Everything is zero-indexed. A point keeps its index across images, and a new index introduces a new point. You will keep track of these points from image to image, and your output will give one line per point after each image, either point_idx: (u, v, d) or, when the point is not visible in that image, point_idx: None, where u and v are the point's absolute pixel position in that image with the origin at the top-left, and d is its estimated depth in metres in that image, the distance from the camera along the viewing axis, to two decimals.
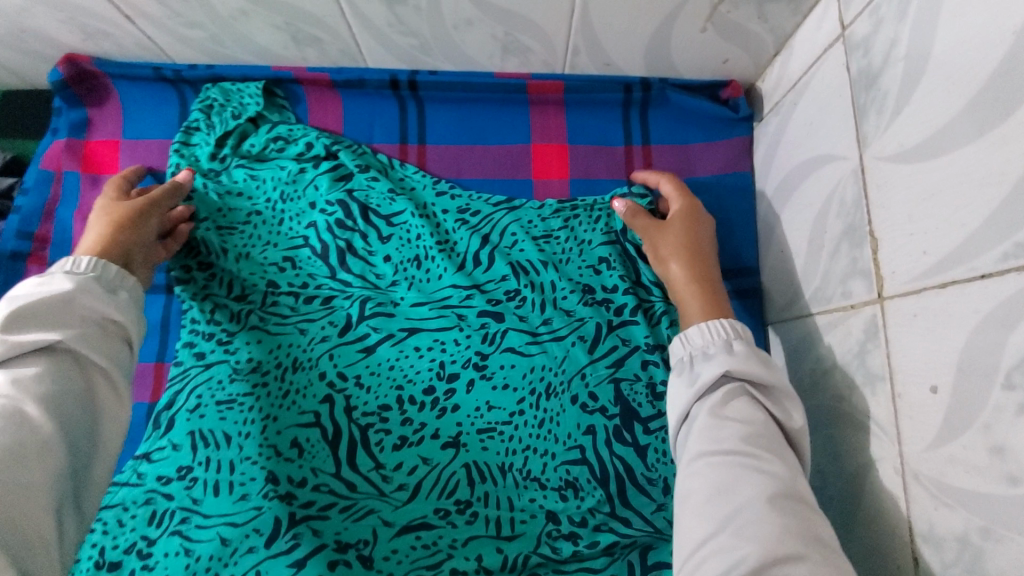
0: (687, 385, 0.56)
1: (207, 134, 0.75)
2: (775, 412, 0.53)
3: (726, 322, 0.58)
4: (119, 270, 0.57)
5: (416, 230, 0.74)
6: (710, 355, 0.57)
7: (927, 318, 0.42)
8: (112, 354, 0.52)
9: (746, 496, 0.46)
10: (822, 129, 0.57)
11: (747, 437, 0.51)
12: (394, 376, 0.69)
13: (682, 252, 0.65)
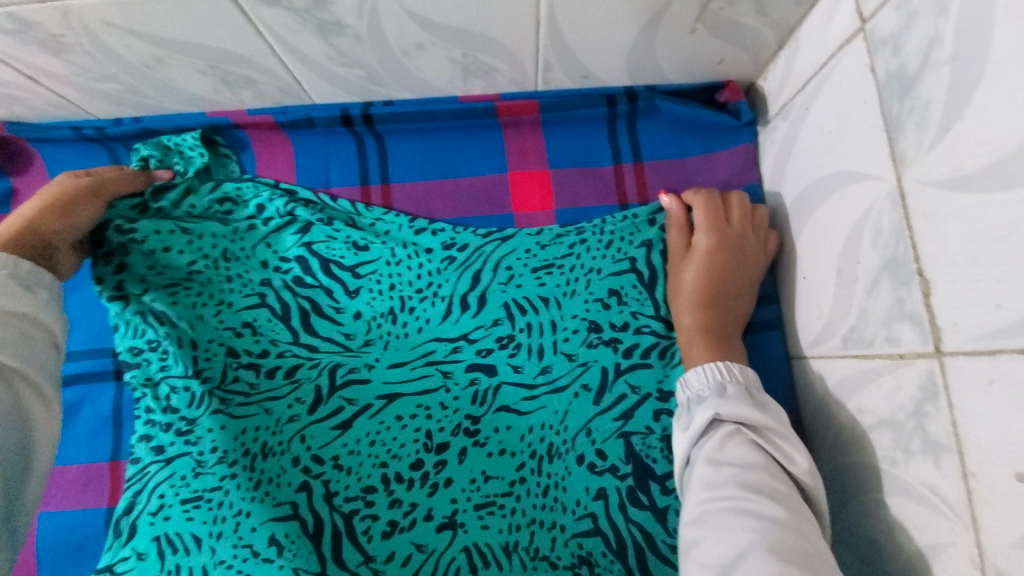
0: (682, 429, 0.51)
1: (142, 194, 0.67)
2: (777, 454, 0.47)
3: (722, 363, 0.53)
4: (34, 267, 0.50)
5: (386, 278, 0.65)
6: (704, 399, 0.52)
7: (1006, 386, 0.34)
8: (33, 356, 0.45)
9: (749, 558, 0.41)
10: (845, 141, 0.48)
11: (748, 482, 0.45)
12: (376, 453, 0.60)
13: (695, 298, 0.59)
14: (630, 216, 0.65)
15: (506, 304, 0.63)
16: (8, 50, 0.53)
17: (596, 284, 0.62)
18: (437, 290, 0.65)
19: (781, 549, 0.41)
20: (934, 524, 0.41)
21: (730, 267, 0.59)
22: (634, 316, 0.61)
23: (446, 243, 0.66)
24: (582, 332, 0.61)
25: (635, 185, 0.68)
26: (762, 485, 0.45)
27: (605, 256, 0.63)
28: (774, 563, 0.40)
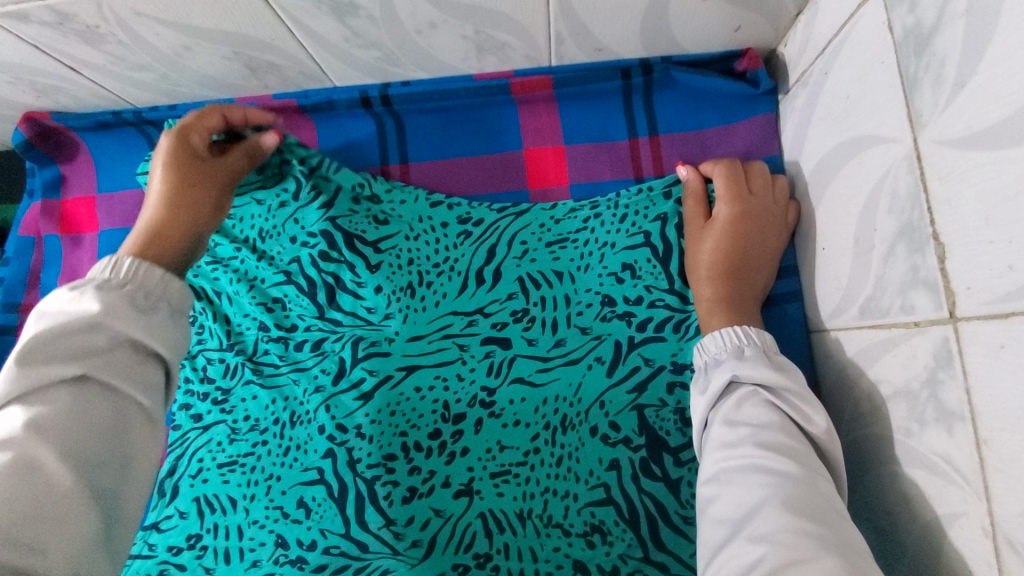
0: (699, 393, 0.51)
1: None
2: (794, 415, 0.47)
3: (740, 327, 0.53)
4: (162, 274, 0.50)
5: (405, 253, 0.66)
6: (721, 361, 0.52)
7: (1018, 350, 0.33)
8: (146, 381, 0.46)
9: (759, 513, 0.41)
10: (862, 104, 0.46)
11: (765, 441, 0.45)
12: (396, 423, 0.62)
13: (717, 267, 0.58)
14: (645, 189, 0.65)
15: (520, 278, 0.64)
16: (52, 44, 0.57)
17: (609, 258, 0.63)
18: (453, 265, 0.66)
19: (795, 503, 0.41)
20: (947, 494, 0.40)
21: (752, 237, 0.58)
22: (648, 290, 0.62)
23: (461, 217, 0.67)
24: (595, 306, 0.63)
25: (650, 158, 0.66)
26: (779, 443, 0.44)
27: (620, 230, 0.64)
28: (788, 518, 0.40)
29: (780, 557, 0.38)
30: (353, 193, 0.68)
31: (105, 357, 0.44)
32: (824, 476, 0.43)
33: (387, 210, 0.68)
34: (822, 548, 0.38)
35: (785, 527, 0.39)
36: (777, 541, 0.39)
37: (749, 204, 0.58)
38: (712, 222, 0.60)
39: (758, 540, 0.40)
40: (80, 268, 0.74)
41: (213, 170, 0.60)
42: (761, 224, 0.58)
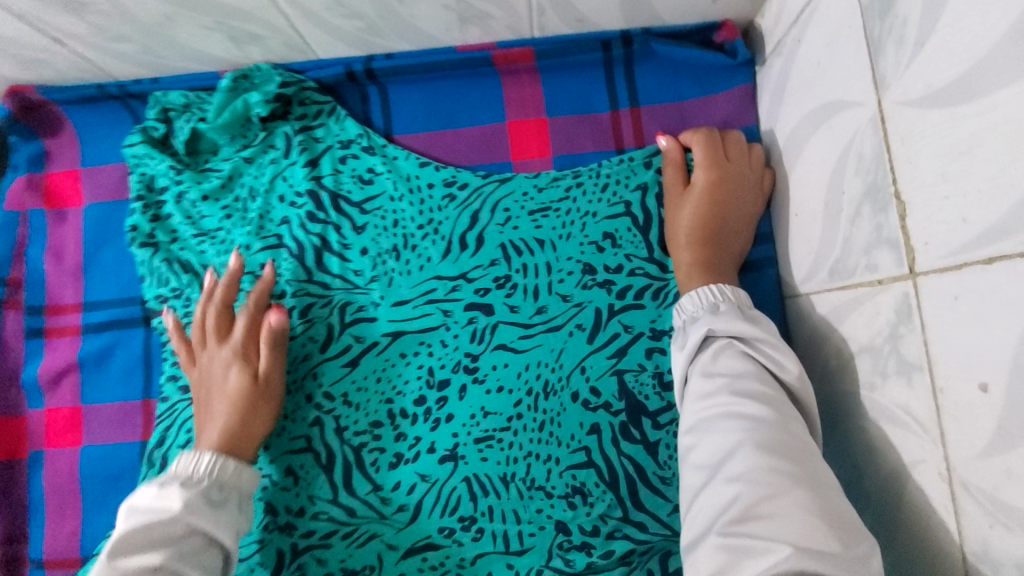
0: (679, 349, 0.53)
1: (160, 158, 0.68)
2: (767, 362, 0.48)
3: (718, 284, 0.54)
4: (237, 465, 0.56)
5: (390, 214, 0.67)
6: (698, 318, 0.53)
7: (971, 300, 0.35)
8: (207, 565, 0.50)
9: (735, 455, 0.43)
10: (834, 69, 0.48)
11: (739, 389, 0.46)
12: (382, 389, 0.64)
13: (696, 230, 0.59)
14: (626, 159, 0.65)
15: (503, 245, 0.65)
16: (36, 14, 0.57)
17: (591, 227, 0.64)
18: (438, 228, 0.66)
19: (769, 444, 0.43)
20: (908, 443, 0.42)
21: (729, 204, 0.60)
22: (628, 259, 0.64)
23: (447, 180, 0.67)
24: (576, 274, 0.64)
25: (632, 130, 0.66)
26: (749, 390, 0.46)
27: (601, 201, 0.65)
28: (760, 458, 0.42)
29: (753, 495, 0.41)
30: (341, 149, 0.68)
31: (178, 546, 0.48)
32: (797, 421, 0.45)
33: (375, 168, 0.68)
34: (792, 484, 0.41)
35: (759, 466, 0.42)
36: (751, 480, 0.41)
37: (725, 168, 0.60)
38: (692, 187, 0.61)
39: (733, 480, 0.42)
40: (65, 241, 0.70)
41: (275, 388, 0.61)
42: (737, 186, 0.59)
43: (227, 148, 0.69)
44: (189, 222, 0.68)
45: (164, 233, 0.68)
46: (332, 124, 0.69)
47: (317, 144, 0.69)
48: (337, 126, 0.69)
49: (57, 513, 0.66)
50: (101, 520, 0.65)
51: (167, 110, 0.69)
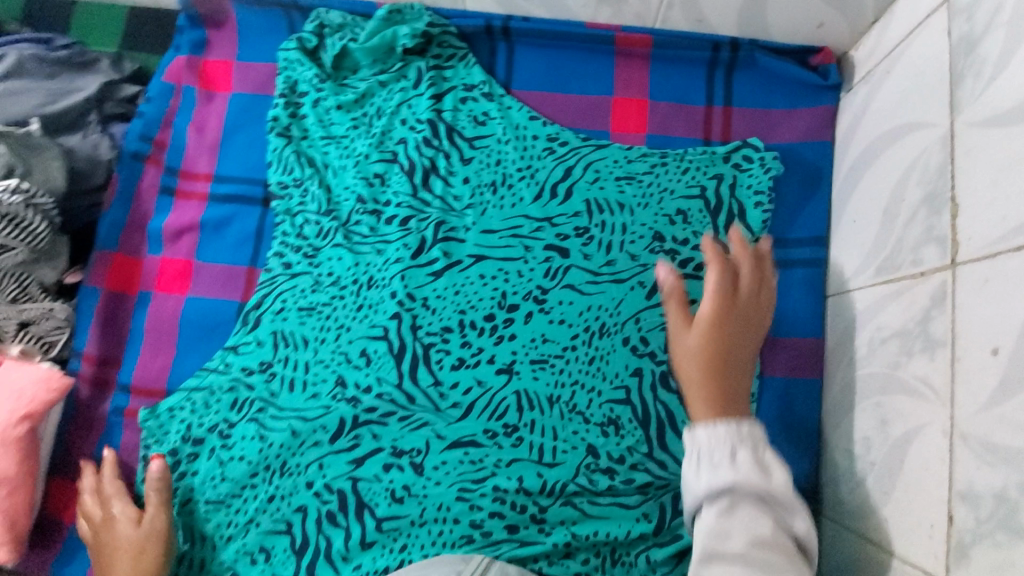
0: (694, 476, 0.48)
1: (310, 64, 0.78)
2: (781, 512, 0.47)
3: (736, 426, 0.48)
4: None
5: (496, 154, 0.76)
6: (710, 462, 0.48)
7: (998, 281, 0.43)
8: None
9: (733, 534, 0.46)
10: (915, 97, 0.56)
11: (757, 540, 0.45)
12: (458, 301, 0.72)
13: (709, 351, 0.53)
14: (709, 151, 0.74)
15: (588, 201, 0.74)
16: None
17: (668, 202, 0.73)
18: (535, 174, 0.75)
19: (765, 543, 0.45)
20: (919, 410, 0.50)
21: (735, 338, 0.55)
22: (695, 235, 0.72)
23: (551, 136, 0.76)
24: (647, 239, 0.72)
25: (721, 125, 0.75)
26: (771, 543, 0.46)
27: (680, 181, 0.73)
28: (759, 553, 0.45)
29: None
30: (464, 90, 0.78)
31: None
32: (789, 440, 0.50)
33: (490, 113, 0.77)
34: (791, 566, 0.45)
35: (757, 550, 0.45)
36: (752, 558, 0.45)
37: (756, 300, 0.58)
38: (708, 307, 0.55)
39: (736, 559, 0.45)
40: (208, 119, 0.80)
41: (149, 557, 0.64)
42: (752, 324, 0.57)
43: (366, 70, 0.79)
44: (321, 124, 0.78)
45: (297, 130, 0.78)
46: (462, 66, 0.79)
47: (444, 83, 0.78)
48: (467, 70, 0.78)
49: (152, 348, 0.73)
50: (191, 362, 0.74)
51: (325, 25, 0.79)
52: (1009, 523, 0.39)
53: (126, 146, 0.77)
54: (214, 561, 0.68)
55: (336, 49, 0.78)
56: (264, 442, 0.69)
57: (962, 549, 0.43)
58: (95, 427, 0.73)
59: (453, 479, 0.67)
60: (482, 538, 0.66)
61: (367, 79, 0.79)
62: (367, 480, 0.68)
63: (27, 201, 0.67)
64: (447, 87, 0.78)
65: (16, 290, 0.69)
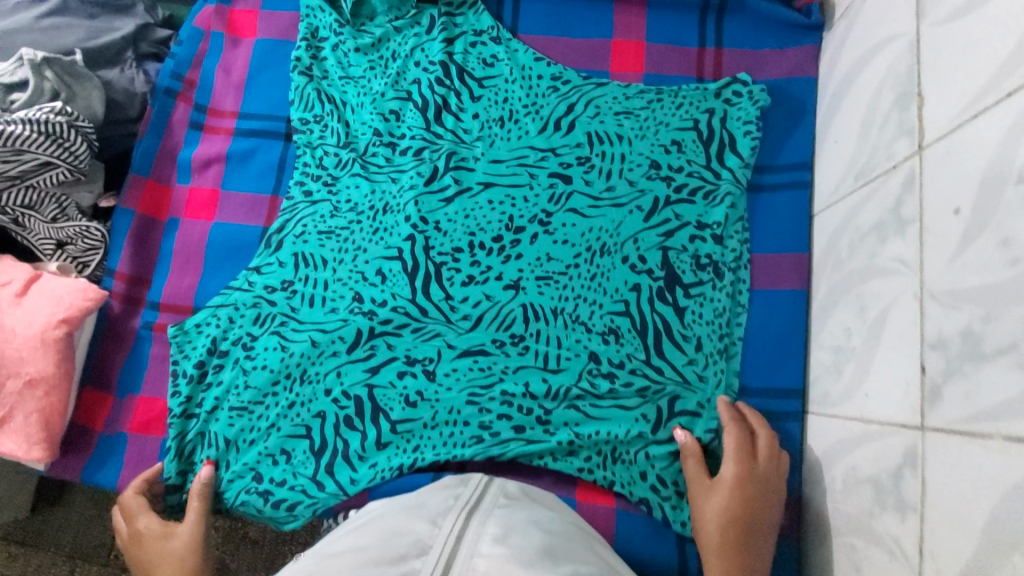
0: None
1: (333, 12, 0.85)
2: None
3: None
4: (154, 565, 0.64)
5: (503, 92, 0.82)
6: None
7: (958, 150, 0.48)
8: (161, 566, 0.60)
9: None
10: (888, 16, 0.62)
11: None
12: (468, 224, 0.77)
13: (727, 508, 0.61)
14: (702, 87, 0.79)
15: (589, 133, 0.79)
16: None
17: (663, 133, 0.78)
18: (540, 110, 0.80)
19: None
20: (892, 286, 0.55)
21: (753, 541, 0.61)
22: (689, 162, 0.76)
23: (554, 75, 0.82)
24: (644, 167, 0.77)
25: (713, 64, 0.81)
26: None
27: (675, 115, 0.79)
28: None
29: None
30: (473, 36, 0.84)
31: None
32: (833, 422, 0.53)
33: (498, 56, 0.83)
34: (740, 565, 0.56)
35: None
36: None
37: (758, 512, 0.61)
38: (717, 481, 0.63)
39: None
40: (235, 62, 0.87)
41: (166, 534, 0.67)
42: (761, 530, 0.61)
43: (383, 17, 0.85)
44: (342, 65, 0.84)
45: (318, 70, 0.84)
46: (472, 13, 0.85)
47: (454, 28, 0.84)
48: (477, 16, 0.85)
49: (180, 269, 0.79)
50: (216, 280, 0.79)
51: None
52: (974, 352, 0.44)
53: (159, 82, 0.84)
54: (236, 462, 0.71)
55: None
56: (285, 352, 0.73)
57: (935, 391, 0.47)
58: (124, 340, 0.78)
59: (463, 385, 0.71)
60: (491, 438, 0.69)
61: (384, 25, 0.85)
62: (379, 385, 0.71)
63: (70, 123, 0.72)
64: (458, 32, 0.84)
65: (55, 211, 0.75)
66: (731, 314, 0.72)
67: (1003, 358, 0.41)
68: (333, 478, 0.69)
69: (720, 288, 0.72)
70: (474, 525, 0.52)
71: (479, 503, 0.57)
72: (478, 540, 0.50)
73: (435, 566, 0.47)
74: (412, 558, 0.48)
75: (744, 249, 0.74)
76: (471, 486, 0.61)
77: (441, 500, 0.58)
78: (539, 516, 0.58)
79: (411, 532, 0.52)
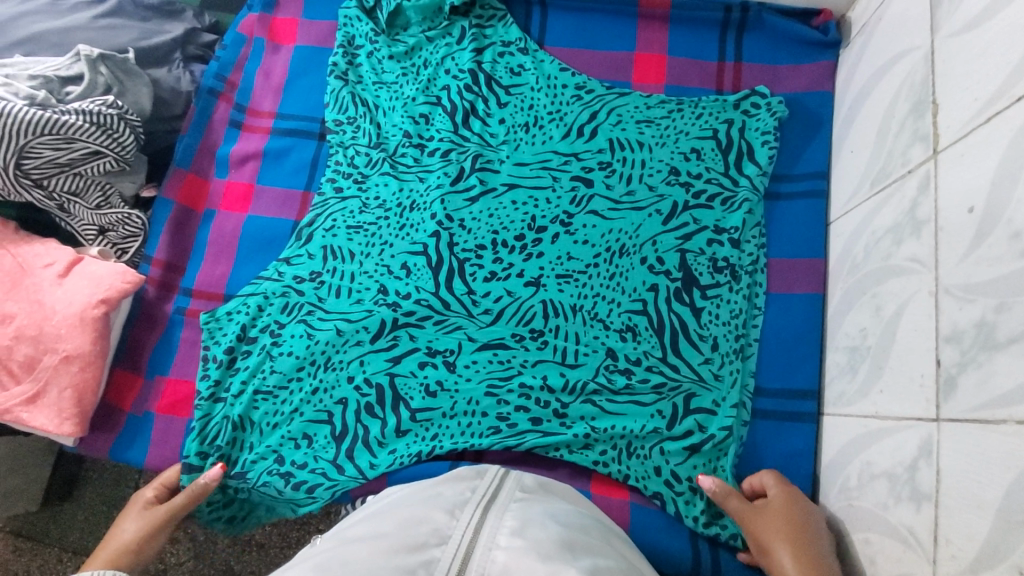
0: None
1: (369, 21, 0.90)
2: None
3: None
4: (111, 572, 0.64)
5: (529, 100, 0.85)
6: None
7: (972, 152, 0.50)
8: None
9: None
10: (903, 31, 0.65)
11: None
12: (492, 223, 0.79)
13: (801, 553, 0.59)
14: (721, 99, 0.82)
15: (611, 139, 0.82)
16: None
17: (683, 142, 0.81)
18: (564, 117, 0.84)
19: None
20: (907, 285, 0.56)
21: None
22: (707, 170, 0.79)
23: (578, 84, 0.85)
24: (664, 173, 0.80)
25: (732, 78, 0.85)
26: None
27: (695, 125, 0.81)
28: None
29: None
30: (501, 46, 0.88)
31: None
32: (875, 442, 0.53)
33: (525, 65, 0.87)
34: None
35: None
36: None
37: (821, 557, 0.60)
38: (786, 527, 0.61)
39: None
40: (275, 66, 0.92)
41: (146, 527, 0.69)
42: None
43: (417, 26, 0.90)
44: (375, 70, 0.88)
45: (354, 75, 0.88)
46: (501, 24, 0.89)
47: (483, 39, 0.88)
48: (505, 28, 0.89)
49: (213, 258, 0.83)
50: (247, 270, 0.82)
51: None
52: (989, 342, 0.45)
53: (204, 82, 0.89)
54: (259, 445, 0.73)
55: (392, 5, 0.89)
56: (311, 339, 0.75)
57: (951, 382, 0.49)
58: (157, 324, 0.81)
59: (481, 377, 0.73)
60: (508, 428, 0.70)
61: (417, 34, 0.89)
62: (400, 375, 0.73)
63: (120, 115, 0.76)
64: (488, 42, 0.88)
65: (100, 198, 0.79)
66: (747, 315, 0.73)
67: (1016, 346, 0.43)
68: (352, 462, 0.71)
69: (736, 290, 0.74)
70: (492, 518, 0.49)
71: (496, 496, 0.53)
72: (496, 533, 0.47)
73: (452, 561, 0.45)
74: (431, 548, 0.46)
75: (761, 254, 0.76)
76: (489, 476, 0.57)
77: (458, 492, 0.54)
78: (558, 509, 0.54)
79: (428, 521, 0.49)
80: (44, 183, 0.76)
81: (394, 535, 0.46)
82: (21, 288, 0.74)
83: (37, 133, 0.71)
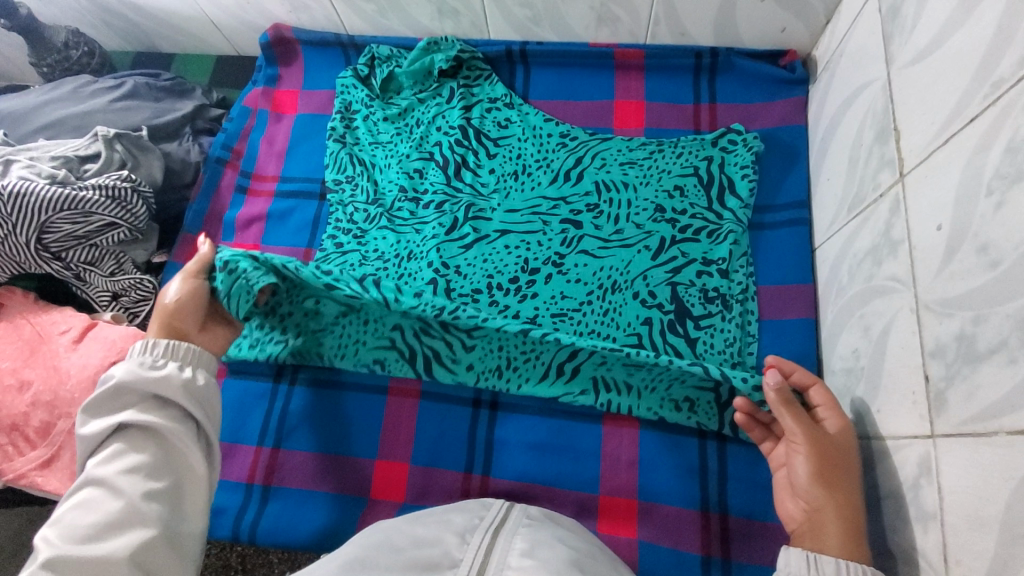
0: None
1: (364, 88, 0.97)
2: None
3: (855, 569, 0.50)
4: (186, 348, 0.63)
5: (517, 150, 0.90)
6: None
7: (931, 170, 0.53)
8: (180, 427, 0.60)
9: None
10: (861, 64, 0.69)
11: None
12: (486, 267, 0.81)
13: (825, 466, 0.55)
14: (699, 138, 0.86)
15: (596, 182, 0.85)
16: None
17: (666, 180, 0.84)
18: (550, 164, 0.88)
19: None
20: (892, 300, 0.57)
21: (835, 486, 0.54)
22: (692, 205, 0.82)
23: (562, 133, 0.90)
24: (650, 211, 0.82)
25: (708, 117, 0.89)
26: None
27: (676, 163, 0.85)
28: None
29: None
30: (488, 103, 0.93)
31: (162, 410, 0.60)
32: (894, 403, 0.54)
33: (511, 119, 0.92)
34: None
35: None
36: None
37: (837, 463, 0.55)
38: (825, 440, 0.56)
39: None
40: (277, 134, 0.98)
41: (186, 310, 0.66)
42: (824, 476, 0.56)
43: (409, 89, 0.96)
44: (371, 131, 0.94)
45: (350, 137, 0.94)
46: (487, 83, 0.95)
47: (470, 97, 0.94)
48: (491, 86, 0.94)
49: None
50: None
51: (375, 57, 0.98)
52: (970, 354, 0.46)
53: (212, 152, 0.96)
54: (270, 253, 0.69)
55: (384, 73, 0.96)
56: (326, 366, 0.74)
57: (941, 398, 0.49)
58: None
59: (496, 356, 0.74)
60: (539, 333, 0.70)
61: (409, 97, 0.96)
62: (425, 344, 0.75)
63: (133, 188, 0.81)
64: (474, 100, 0.94)
65: (113, 265, 0.83)
66: (742, 344, 0.74)
67: (997, 356, 0.43)
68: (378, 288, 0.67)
69: (729, 319, 0.75)
70: (503, 540, 0.50)
71: (505, 521, 0.53)
72: (507, 554, 0.48)
73: None
74: (444, 569, 0.47)
75: (750, 282, 0.78)
76: (494, 508, 0.56)
77: (467, 518, 0.54)
78: (565, 534, 0.54)
79: (439, 543, 0.49)
80: (62, 256, 0.81)
81: (407, 553, 0.47)
82: (39, 355, 0.76)
83: (56, 210, 0.76)
